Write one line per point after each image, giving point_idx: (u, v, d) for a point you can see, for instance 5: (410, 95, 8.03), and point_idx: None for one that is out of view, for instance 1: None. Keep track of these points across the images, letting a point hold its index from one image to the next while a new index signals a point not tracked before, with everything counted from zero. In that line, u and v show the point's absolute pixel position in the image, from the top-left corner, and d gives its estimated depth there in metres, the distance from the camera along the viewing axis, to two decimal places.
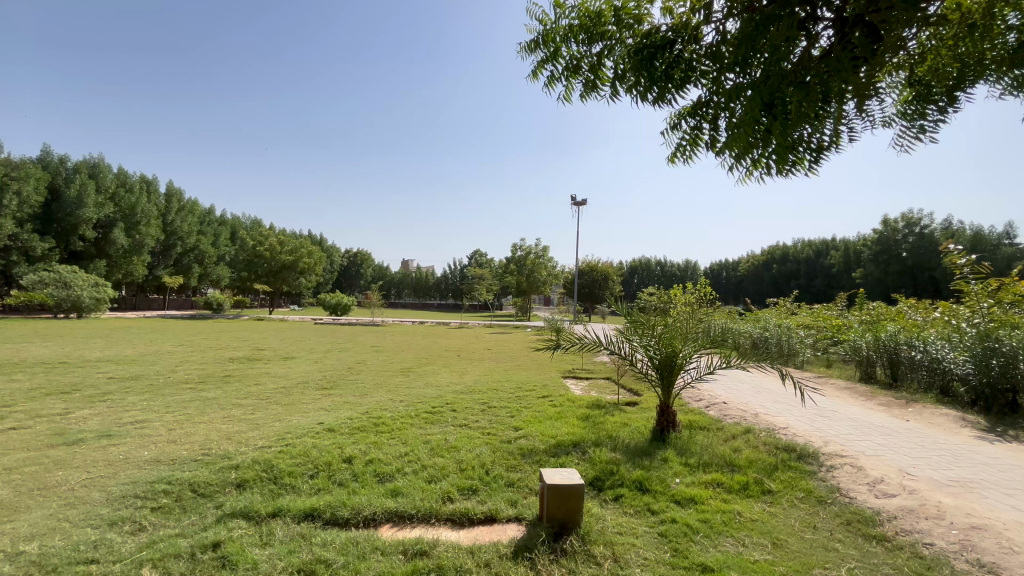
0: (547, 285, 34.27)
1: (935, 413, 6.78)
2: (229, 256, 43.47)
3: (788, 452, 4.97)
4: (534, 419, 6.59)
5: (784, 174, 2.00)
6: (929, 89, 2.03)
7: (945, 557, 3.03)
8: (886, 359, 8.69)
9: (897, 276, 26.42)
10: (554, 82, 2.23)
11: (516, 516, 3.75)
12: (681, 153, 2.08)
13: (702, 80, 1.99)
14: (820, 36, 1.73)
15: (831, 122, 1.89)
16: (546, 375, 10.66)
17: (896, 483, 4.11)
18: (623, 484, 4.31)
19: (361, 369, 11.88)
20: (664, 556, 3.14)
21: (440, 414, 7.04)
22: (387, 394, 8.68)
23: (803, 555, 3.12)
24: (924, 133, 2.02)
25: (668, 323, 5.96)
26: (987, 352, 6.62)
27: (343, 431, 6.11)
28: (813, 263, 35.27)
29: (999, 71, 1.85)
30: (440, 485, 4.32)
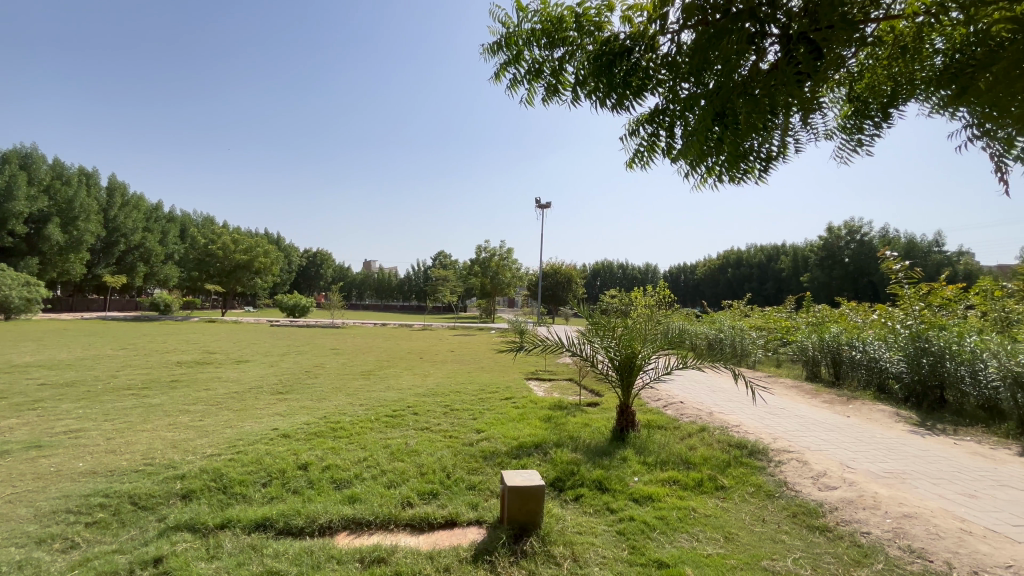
0: (511, 287, 34.36)
1: (873, 409, 7.24)
2: (179, 255, 41.32)
3: (739, 448, 5.17)
4: (496, 421, 6.58)
5: (735, 182, 2.09)
6: (866, 106, 2.18)
7: (880, 544, 3.23)
8: (830, 358, 9.18)
9: (840, 281, 27.99)
10: (516, 85, 2.23)
11: (477, 519, 3.73)
12: (638, 160, 2.13)
13: (659, 89, 2.05)
14: (768, 51, 1.79)
15: (779, 133, 1.98)
16: (509, 377, 10.68)
17: (837, 476, 4.35)
18: (583, 484, 4.37)
19: (320, 372, 11.55)
20: (622, 554, 3.20)
21: (401, 417, 6.93)
22: (347, 398, 8.48)
23: (752, 548, 3.25)
24: (861, 147, 2.17)
25: (628, 324, 6.09)
26: (918, 352, 7.13)
27: (299, 437, 5.91)
28: (765, 267, 36.93)
29: (928, 91, 1.99)
30: (400, 489, 4.25)
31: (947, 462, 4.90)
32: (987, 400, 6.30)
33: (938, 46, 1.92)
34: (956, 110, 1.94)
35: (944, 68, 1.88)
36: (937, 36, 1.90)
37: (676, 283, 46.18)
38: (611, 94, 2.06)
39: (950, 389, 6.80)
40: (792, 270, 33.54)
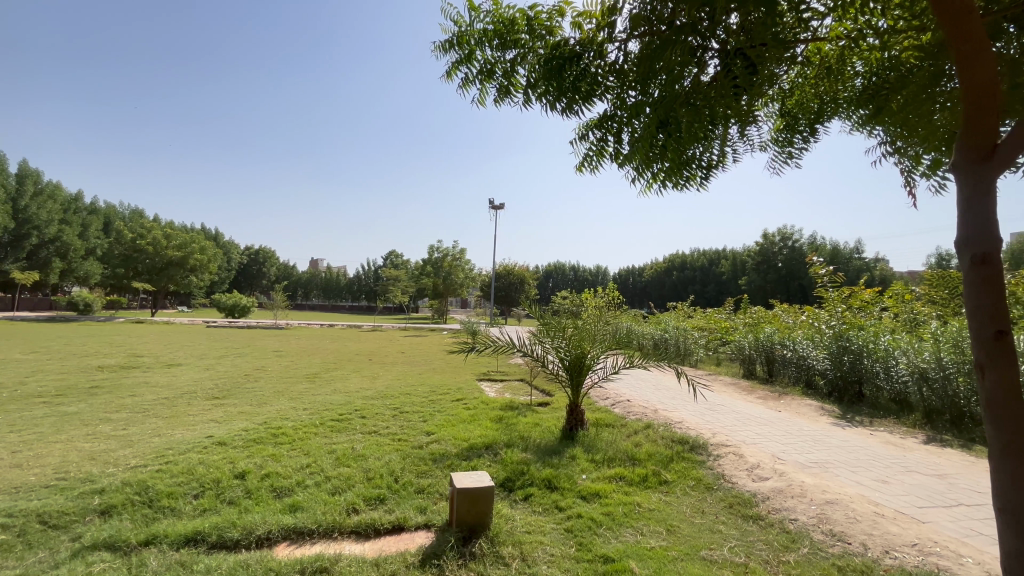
0: (463, 287, 34.17)
1: (801, 404, 7.77)
2: (102, 250, 38.06)
3: (681, 444, 5.39)
4: (446, 422, 6.52)
5: (679, 189, 2.17)
6: (796, 121, 2.29)
7: (806, 530, 3.47)
8: (763, 356, 9.77)
9: (773, 284, 29.91)
10: (469, 85, 2.21)
11: (425, 523, 3.67)
12: (588, 164, 2.18)
13: (607, 95, 2.11)
14: (708, 63, 1.88)
15: (718, 143, 2.10)
16: (461, 378, 10.61)
17: (768, 467, 4.63)
18: (533, 484, 4.40)
19: (260, 376, 11.00)
20: (570, 551, 3.25)
21: (347, 421, 6.71)
22: (290, 402, 8.12)
23: (692, 539, 3.39)
24: (791, 160, 2.31)
25: (578, 325, 6.22)
26: (841, 350, 7.73)
27: (236, 444, 5.59)
28: (707, 270, 38.85)
29: (850, 110, 2.15)
30: (345, 496, 4.11)
31: (864, 451, 5.34)
32: (898, 393, 6.92)
33: (858, 69, 2.10)
34: (873, 128, 2.12)
35: (864, 89, 2.08)
36: (857, 59, 2.08)
37: (624, 285, 47.58)
38: (561, 98, 2.09)
39: (867, 384, 7.42)
40: (731, 274, 35.47)
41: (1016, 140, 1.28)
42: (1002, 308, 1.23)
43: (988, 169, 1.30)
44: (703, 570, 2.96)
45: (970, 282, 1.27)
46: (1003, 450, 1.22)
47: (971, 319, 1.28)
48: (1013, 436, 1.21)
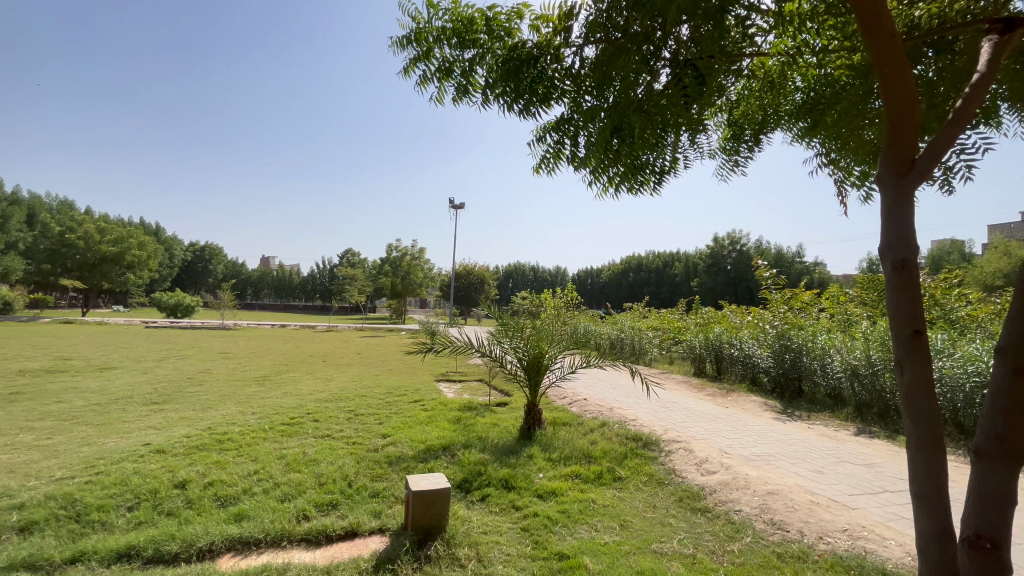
0: (422, 287, 33.73)
1: (747, 400, 8.16)
2: (24, 243, 34.95)
3: (635, 441, 5.54)
4: (403, 424, 6.41)
5: (633, 193, 2.23)
6: (742, 130, 2.40)
7: (749, 520, 3.65)
8: (713, 355, 10.19)
9: (723, 286, 31.26)
10: (426, 82, 2.18)
11: (380, 527, 3.60)
12: (545, 166, 2.20)
13: (563, 98, 2.13)
14: (660, 73, 1.93)
15: (670, 150, 2.17)
16: (419, 379, 10.48)
17: (716, 461, 4.83)
18: (490, 484, 4.40)
19: (205, 379, 10.44)
20: (526, 550, 3.28)
21: (299, 425, 6.47)
22: (237, 406, 7.75)
23: (644, 533, 3.49)
24: (738, 168, 2.42)
25: (536, 325, 6.27)
26: (783, 348, 8.18)
27: (177, 451, 5.28)
28: (661, 272, 40.11)
29: (791, 122, 2.28)
30: (295, 502, 3.96)
31: (802, 444, 5.67)
32: (833, 389, 7.39)
33: (798, 84, 2.22)
34: (811, 140, 2.25)
35: (803, 103, 2.20)
36: (797, 75, 2.20)
37: (583, 285, 48.37)
38: (519, 100, 2.10)
39: (806, 380, 7.88)
40: (684, 275, 36.79)
41: (933, 154, 1.40)
42: (920, 310, 1.34)
43: (908, 182, 1.41)
44: (655, 562, 3.05)
45: (894, 285, 1.37)
46: (920, 440, 1.33)
47: (894, 321, 1.39)
48: (928, 427, 1.31)
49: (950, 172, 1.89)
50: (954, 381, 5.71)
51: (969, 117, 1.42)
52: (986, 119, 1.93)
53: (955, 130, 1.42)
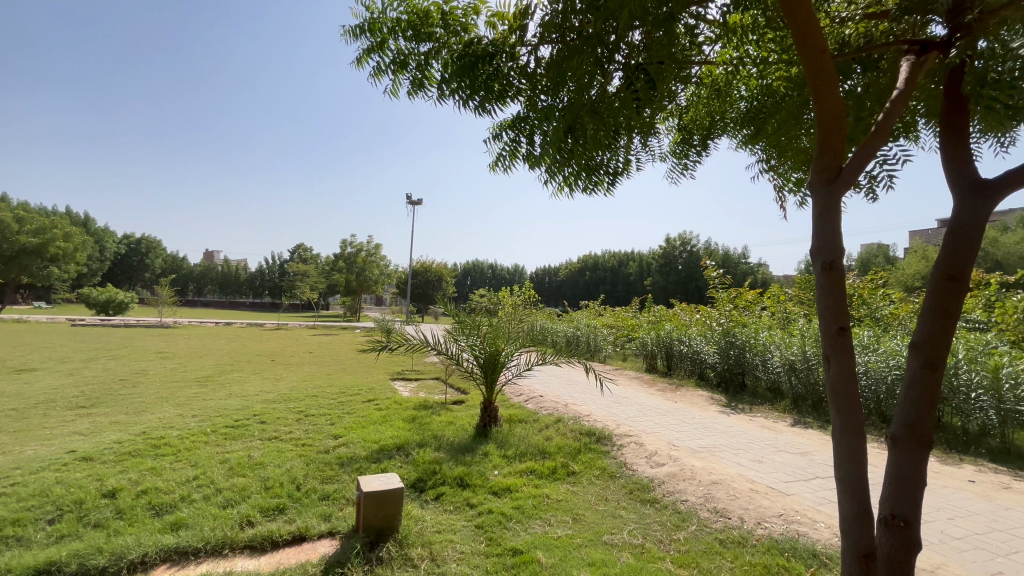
0: (378, 284, 33.00)
1: (694, 394, 8.51)
2: None
3: (589, 436, 5.66)
4: (356, 425, 6.26)
5: (588, 192, 2.27)
6: (691, 135, 2.49)
7: (694, 509, 3.81)
8: (663, 351, 10.55)
9: (674, 285, 32.38)
10: (380, 74, 2.12)
11: (329, 530, 3.50)
12: (501, 163, 2.19)
13: (519, 97, 2.13)
14: (613, 76, 1.96)
15: (623, 152, 2.23)
16: (373, 378, 10.26)
17: (664, 454, 5.01)
18: (445, 483, 4.37)
19: (140, 380, 9.78)
20: (480, 547, 3.28)
21: (244, 427, 6.18)
22: (175, 409, 7.31)
23: (595, 525, 3.58)
24: (686, 171, 2.51)
25: (492, 323, 6.28)
26: (728, 345, 8.58)
27: (106, 458, 4.92)
28: (616, 271, 41.06)
29: (736, 129, 2.39)
30: (238, 508, 3.78)
31: (744, 435, 5.98)
32: (772, 382, 7.83)
33: (742, 93, 2.32)
34: (753, 147, 2.38)
35: (747, 111, 2.31)
36: (741, 84, 2.30)
37: (541, 284, 48.84)
38: (474, 96, 2.09)
39: (749, 375, 8.30)
40: (638, 275, 37.83)
41: (857, 164, 1.51)
42: (845, 308, 1.44)
43: (835, 188, 1.52)
44: (605, 554, 3.14)
45: (822, 284, 1.47)
46: (844, 429, 1.43)
47: (822, 317, 1.49)
48: (851, 417, 1.41)
49: (874, 181, 2.04)
50: (878, 375, 6.18)
51: (888, 130, 1.55)
52: (905, 133, 2.10)
53: (877, 141, 1.54)
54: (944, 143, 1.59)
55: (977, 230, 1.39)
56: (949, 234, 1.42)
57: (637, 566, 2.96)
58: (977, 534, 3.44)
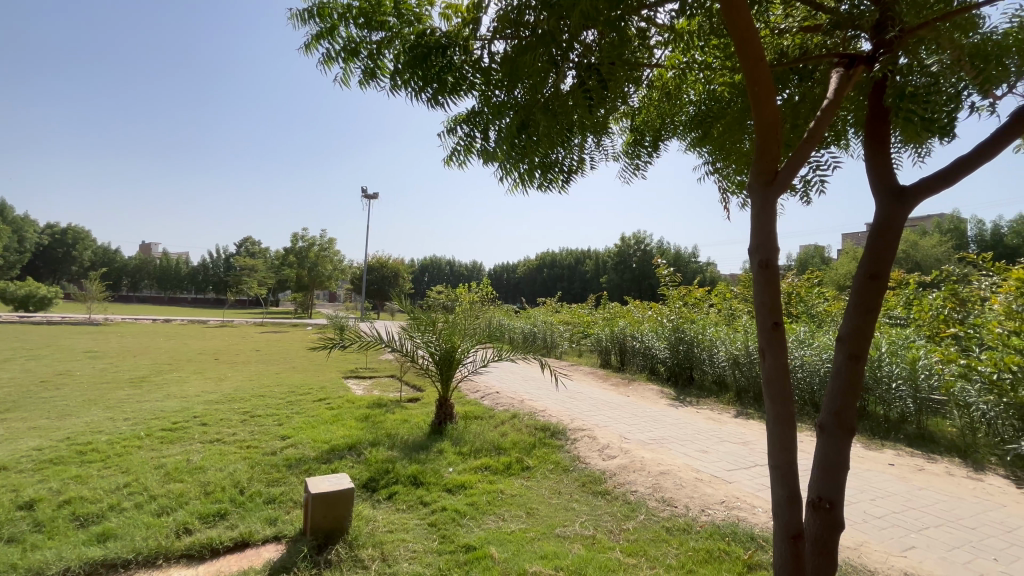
0: (331, 279, 31.99)
1: (646, 388, 8.78)
2: None
3: (544, 431, 5.73)
4: (305, 425, 6.04)
5: (543, 190, 2.28)
6: (643, 137, 2.54)
7: (644, 499, 3.94)
8: (617, 347, 10.82)
9: (628, 283, 33.22)
10: (329, 62, 2.05)
11: (275, 535, 3.36)
12: (455, 158, 2.16)
13: (473, 91, 2.11)
14: (566, 75, 1.97)
15: (576, 150, 2.25)
16: (324, 377, 9.94)
17: (616, 446, 5.14)
18: (398, 481, 4.30)
19: (64, 382, 9.03)
20: (433, 545, 3.25)
21: (183, 430, 5.84)
22: (105, 412, 6.80)
23: (549, 518, 3.63)
24: (638, 171, 2.57)
25: (448, 319, 6.22)
26: (677, 340, 8.91)
27: (23, 467, 4.52)
28: (574, 269, 41.68)
29: (686, 132, 2.46)
30: (173, 516, 3.57)
31: (691, 427, 6.23)
32: (718, 376, 8.20)
33: (691, 97, 2.39)
34: (700, 150, 2.45)
35: (695, 115, 2.38)
36: (690, 89, 2.37)
37: (499, 281, 48.87)
38: (427, 88, 2.06)
39: (696, 369, 8.66)
40: (594, 273, 38.53)
41: (791, 168, 1.60)
42: (779, 304, 1.52)
43: (771, 191, 1.60)
44: (557, 546, 3.19)
45: (758, 282, 1.56)
46: (777, 419, 1.51)
47: (758, 312, 1.57)
48: (782, 407, 1.50)
49: (809, 185, 2.16)
50: (813, 367, 6.59)
51: (819, 137, 1.64)
52: (835, 140, 2.24)
53: (809, 147, 1.63)
54: (868, 151, 1.70)
55: (895, 232, 1.50)
56: (872, 236, 1.53)
57: (588, 557, 3.03)
58: (895, 512, 3.74)
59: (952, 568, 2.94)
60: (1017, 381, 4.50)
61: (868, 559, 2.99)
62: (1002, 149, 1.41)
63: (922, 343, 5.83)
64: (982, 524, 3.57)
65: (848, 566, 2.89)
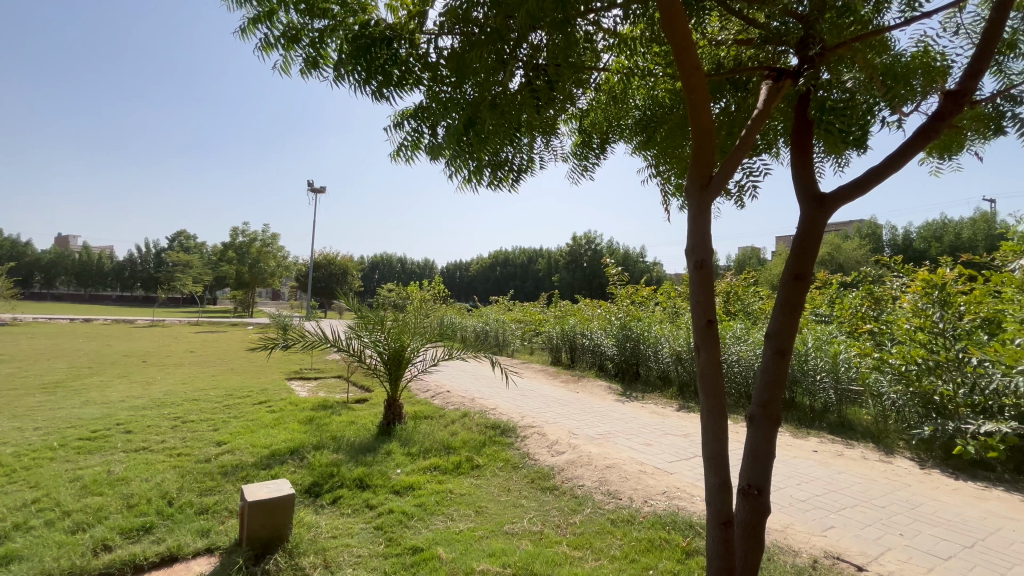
0: (274, 277, 30.55)
1: (594, 385, 9.00)
2: None
3: (494, 429, 5.73)
4: (244, 429, 5.74)
5: (493, 187, 2.28)
6: (590, 138, 2.60)
7: (590, 493, 4.03)
8: (568, 344, 11.02)
9: (580, 281, 33.84)
10: (269, 48, 1.94)
11: (207, 547, 3.17)
12: (402, 153, 2.10)
13: (419, 86, 2.07)
14: (515, 74, 1.96)
15: (525, 150, 2.26)
16: (266, 379, 9.48)
17: (565, 442, 5.23)
18: (343, 485, 4.18)
19: None
20: (378, 549, 3.18)
21: (104, 439, 5.39)
22: (11, 422, 6.16)
23: (498, 516, 3.64)
24: (586, 172, 2.61)
25: (398, 318, 6.09)
26: (625, 337, 9.19)
27: None
28: (526, 267, 41.97)
29: (631, 136, 2.53)
30: (90, 533, 3.28)
31: (636, 421, 6.44)
32: (662, 371, 8.53)
33: (637, 102, 2.45)
34: (644, 153, 2.53)
35: (640, 119, 2.45)
36: (636, 94, 2.44)
37: (452, 279, 48.44)
38: (372, 80, 1.99)
39: (642, 365, 8.96)
40: (546, 271, 38.98)
41: (724, 174, 1.68)
42: (712, 302, 1.59)
43: (706, 194, 1.67)
44: (505, 543, 3.20)
45: (693, 281, 1.63)
46: (710, 411, 1.58)
47: (694, 310, 1.64)
48: (715, 400, 1.57)
49: (742, 190, 2.28)
50: (748, 362, 6.99)
51: (750, 145, 1.73)
52: (767, 149, 2.37)
53: (741, 154, 1.72)
54: (794, 158, 1.82)
55: (816, 235, 1.61)
56: (797, 238, 1.63)
57: (536, 552, 3.07)
58: (818, 495, 4.04)
59: (866, 544, 3.21)
60: (922, 371, 4.97)
61: (794, 540, 3.20)
62: (908, 160, 1.54)
63: (843, 338, 6.31)
64: (890, 502, 3.92)
65: (777, 547, 3.09)
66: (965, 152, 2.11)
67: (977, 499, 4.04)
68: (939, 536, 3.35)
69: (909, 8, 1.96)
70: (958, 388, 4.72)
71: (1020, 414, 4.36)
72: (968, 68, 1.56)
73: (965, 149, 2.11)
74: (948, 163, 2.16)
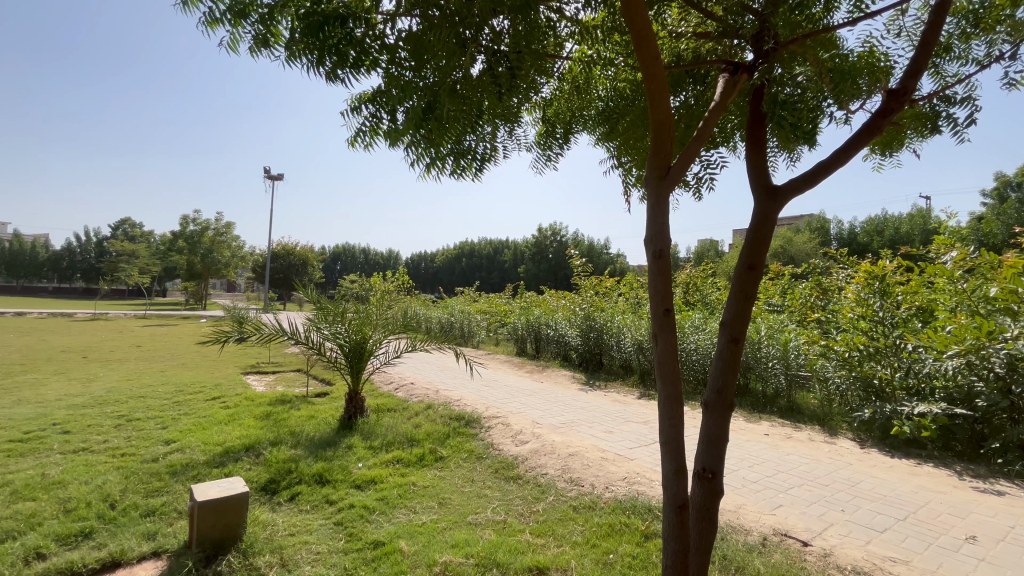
0: (229, 268, 29.20)
1: (559, 375, 9.11)
2: None
3: (459, 421, 5.71)
4: (196, 427, 5.49)
5: (455, 176, 2.25)
6: (553, 128, 2.60)
7: (554, 481, 4.08)
8: (533, 335, 11.07)
9: (546, 273, 34.00)
10: (214, 24, 1.82)
11: (154, 550, 3.01)
12: (361, 139, 2.02)
13: (377, 69, 1.98)
14: (476, 61, 1.89)
15: (489, 138, 2.22)
16: (220, 373, 9.10)
17: (528, 432, 5.25)
18: (302, 481, 4.06)
19: None
20: (338, 544, 3.11)
21: (38, 440, 5.03)
22: None
23: (461, 507, 3.63)
24: (550, 162, 2.62)
25: (359, 310, 5.95)
26: (589, 328, 9.32)
27: None
28: (493, 259, 41.81)
29: (593, 127, 2.54)
30: (21, 541, 3.06)
31: (599, 410, 6.56)
32: (625, 360, 8.72)
33: (600, 92, 2.44)
34: (606, 145, 2.53)
35: (603, 110, 2.44)
36: (599, 84, 2.42)
37: (417, 270, 47.73)
38: (325, 60, 1.90)
39: (605, 354, 9.13)
40: (513, 262, 38.98)
41: (682, 164, 1.70)
42: (670, 292, 1.62)
43: (664, 185, 1.68)
44: (468, 534, 3.20)
45: (652, 271, 1.65)
46: (667, 397, 1.61)
47: (653, 299, 1.66)
48: (672, 386, 1.60)
49: (700, 181, 2.31)
50: (705, 350, 7.21)
51: (707, 136, 1.75)
52: (724, 142, 2.42)
53: (698, 145, 1.74)
54: (749, 151, 1.86)
55: (769, 226, 1.66)
56: (751, 230, 1.67)
57: (498, 541, 3.08)
58: (768, 476, 4.23)
59: (811, 521, 3.39)
60: (864, 357, 5.28)
61: (745, 520, 3.34)
62: (853, 155, 1.60)
63: (794, 327, 6.60)
64: (833, 480, 4.16)
65: (729, 527, 3.21)
66: (905, 149, 2.22)
67: (910, 474, 4.34)
68: (877, 511, 3.57)
69: (857, 9, 2.04)
70: (895, 372, 5.05)
71: (948, 395, 4.69)
72: (909, 67, 1.63)
73: (905, 146, 2.22)
74: (889, 160, 2.27)
